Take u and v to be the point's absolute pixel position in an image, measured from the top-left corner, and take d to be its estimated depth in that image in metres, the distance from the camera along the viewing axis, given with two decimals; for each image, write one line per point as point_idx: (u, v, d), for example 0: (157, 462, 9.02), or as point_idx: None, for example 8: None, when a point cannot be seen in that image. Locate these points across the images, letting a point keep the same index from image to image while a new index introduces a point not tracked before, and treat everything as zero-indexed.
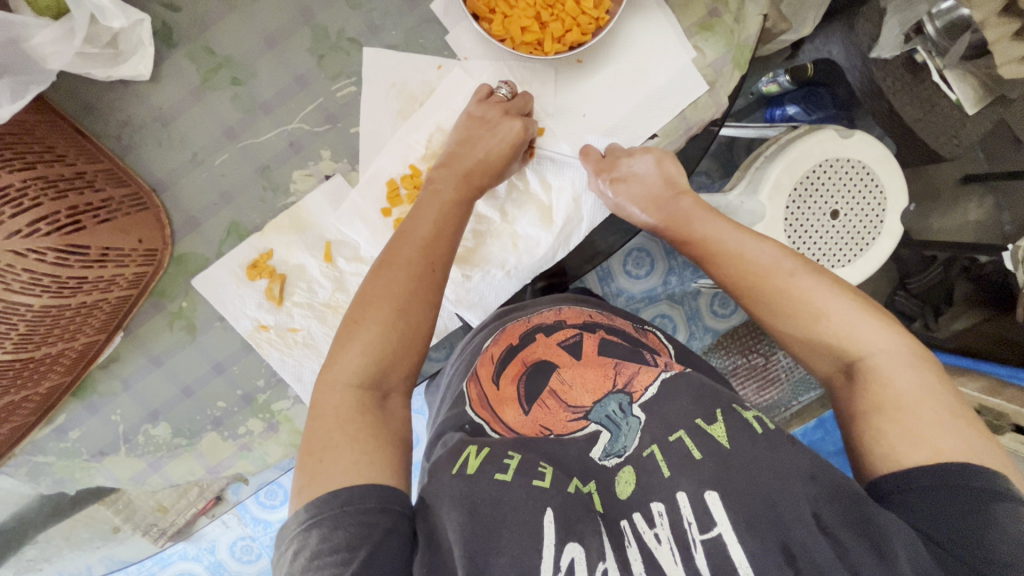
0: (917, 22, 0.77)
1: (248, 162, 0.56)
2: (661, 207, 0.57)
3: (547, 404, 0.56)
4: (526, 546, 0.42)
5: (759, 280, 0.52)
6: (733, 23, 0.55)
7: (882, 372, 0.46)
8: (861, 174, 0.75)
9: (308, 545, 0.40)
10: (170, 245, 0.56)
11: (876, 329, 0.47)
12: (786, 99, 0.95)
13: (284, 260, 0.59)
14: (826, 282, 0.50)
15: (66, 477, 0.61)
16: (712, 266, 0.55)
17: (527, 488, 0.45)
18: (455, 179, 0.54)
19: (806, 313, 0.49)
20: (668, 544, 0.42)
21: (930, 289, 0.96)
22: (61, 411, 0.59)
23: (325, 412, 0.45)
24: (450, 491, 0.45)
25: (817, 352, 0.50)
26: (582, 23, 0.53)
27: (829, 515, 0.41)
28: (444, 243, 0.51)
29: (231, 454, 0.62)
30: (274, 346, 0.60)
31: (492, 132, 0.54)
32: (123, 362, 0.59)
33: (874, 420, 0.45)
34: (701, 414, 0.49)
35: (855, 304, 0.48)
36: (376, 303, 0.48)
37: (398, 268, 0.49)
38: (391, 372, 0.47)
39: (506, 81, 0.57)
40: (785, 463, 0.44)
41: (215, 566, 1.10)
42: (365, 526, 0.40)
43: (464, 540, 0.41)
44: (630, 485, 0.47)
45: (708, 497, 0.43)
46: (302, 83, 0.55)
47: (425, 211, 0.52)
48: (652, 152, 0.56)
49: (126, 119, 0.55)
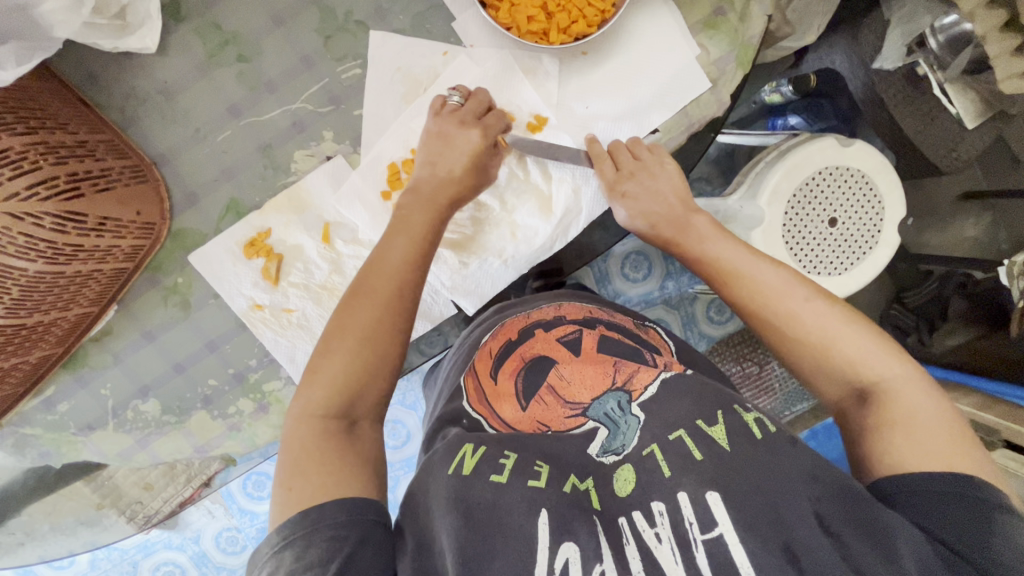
0: (920, 35, 0.80)
1: (251, 140, 0.56)
2: (673, 227, 0.58)
3: (545, 400, 0.55)
4: (520, 550, 0.41)
5: (771, 302, 0.52)
6: (738, 22, 0.56)
7: (894, 396, 0.46)
8: (859, 183, 0.76)
9: (282, 565, 0.39)
10: (168, 219, 0.56)
11: (887, 353, 0.47)
12: (788, 109, 0.95)
13: (281, 239, 0.59)
14: (837, 307, 0.50)
15: (53, 451, 0.61)
16: (725, 288, 0.54)
17: (523, 490, 0.44)
18: (420, 205, 0.54)
19: (806, 340, 0.50)
20: (669, 543, 0.42)
21: (925, 304, 0.96)
22: (51, 383, 0.58)
23: (292, 440, 0.45)
24: (444, 492, 0.44)
25: (827, 379, 0.50)
26: (588, 15, 0.53)
27: (833, 515, 0.40)
28: (414, 267, 0.51)
29: (221, 434, 0.62)
30: (268, 326, 0.59)
31: (449, 146, 0.55)
32: (116, 336, 0.58)
33: (888, 435, 0.44)
34: (702, 415, 0.48)
35: (865, 329, 0.49)
36: (342, 333, 0.48)
37: (365, 297, 0.49)
38: (359, 400, 0.47)
39: (456, 86, 0.56)
40: (783, 465, 0.43)
41: (199, 557, 1.10)
42: (336, 540, 0.39)
43: (457, 546, 0.40)
44: (629, 483, 0.46)
45: (711, 497, 0.42)
46: (308, 63, 0.55)
47: (396, 240, 0.52)
48: (659, 170, 0.57)
49: (131, 92, 0.55)
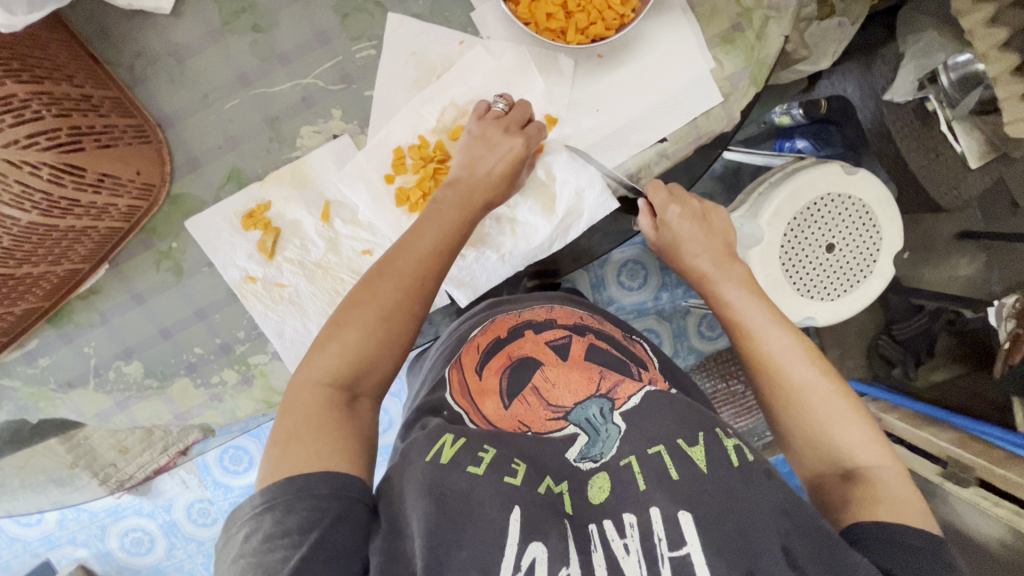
0: (933, 72, 0.82)
1: (258, 112, 0.56)
2: (715, 264, 0.58)
3: (528, 400, 0.54)
4: (489, 544, 0.40)
5: (787, 365, 0.52)
6: (755, 40, 0.56)
7: (879, 483, 0.46)
8: (861, 213, 0.76)
9: (260, 528, 0.39)
10: (168, 183, 0.56)
11: (879, 445, 0.48)
12: (795, 133, 0.93)
13: (280, 214, 0.58)
14: (843, 389, 0.51)
15: (30, 405, 0.60)
16: (746, 341, 0.55)
17: (499, 486, 0.43)
18: (456, 202, 0.54)
19: (805, 409, 0.51)
20: (636, 556, 0.41)
21: (917, 337, 0.97)
22: (34, 336, 0.58)
23: (293, 405, 0.45)
24: (420, 478, 0.43)
25: (815, 453, 0.50)
26: (607, 18, 0.53)
27: (800, 550, 0.40)
28: (438, 261, 0.51)
29: (202, 403, 0.61)
30: (259, 300, 0.59)
31: (490, 149, 0.54)
32: (104, 296, 0.58)
33: (868, 507, 0.44)
34: (683, 434, 0.47)
35: (863, 419, 0.50)
36: (358, 308, 0.48)
37: (388, 279, 0.49)
38: (364, 377, 0.47)
39: (504, 95, 0.56)
40: (759, 499, 0.42)
41: (169, 526, 1.09)
42: (316, 511, 0.39)
43: (428, 529, 0.40)
44: (604, 492, 0.46)
45: (682, 517, 0.41)
46: (323, 40, 0.55)
47: (427, 229, 0.52)
48: (710, 209, 0.61)
49: (141, 51, 0.54)
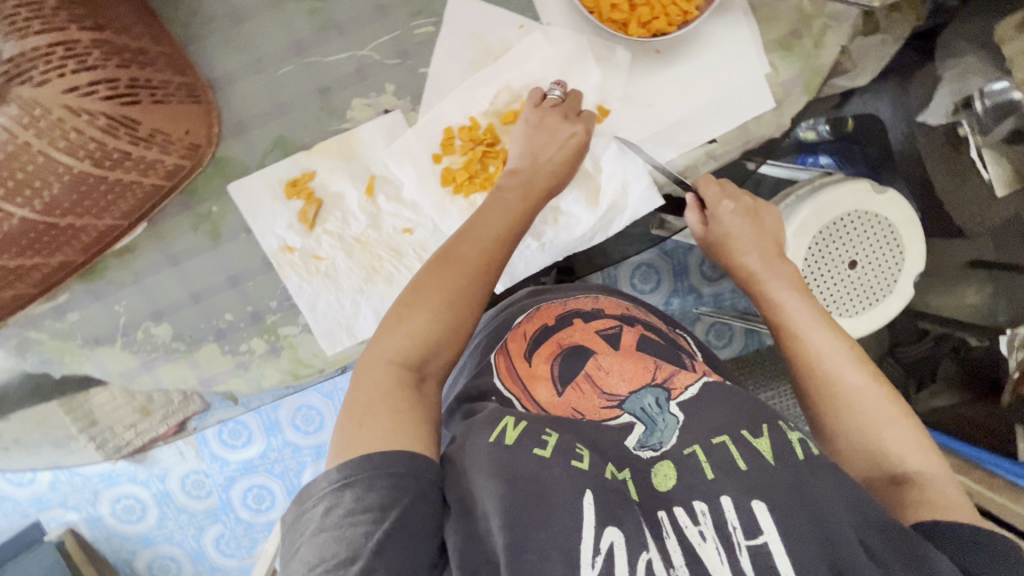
0: (967, 97, 0.81)
1: (310, 80, 0.55)
2: (763, 263, 0.60)
3: (581, 387, 0.54)
4: (567, 525, 0.40)
5: (836, 365, 0.54)
6: (812, 48, 0.56)
7: (929, 487, 0.47)
8: (892, 231, 0.76)
9: (340, 503, 0.39)
10: (213, 145, 0.55)
11: (927, 450, 0.50)
12: (819, 149, 0.96)
13: (324, 184, 0.57)
14: (891, 394, 0.52)
15: (54, 359, 0.59)
16: (794, 339, 0.57)
17: (567, 469, 0.43)
18: (520, 190, 0.55)
19: (852, 411, 0.52)
20: (714, 542, 0.41)
21: (920, 362, 0.98)
22: (65, 290, 0.57)
23: (364, 384, 0.45)
24: (486, 458, 0.43)
25: (862, 456, 0.51)
26: (670, 14, 0.54)
27: (879, 547, 0.40)
28: (501, 245, 0.52)
29: (227, 370, 0.60)
30: (295, 270, 0.58)
31: (551, 138, 0.54)
32: (140, 254, 0.57)
33: (925, 511, 0.45)
34: (747, 426, 0.47)
35: (910, 424, 0.51)
36: (431, 285, 0.48)
37: (455, 264, 0.49)
38: (432, 359, 0.47)
39: (559, 82, 0.56)
40: (830, 495, 0.42)
41: (162, 496, 1.09)
42: (396, 489, 0.40)
43: (504, 508, 0.40)
44: (670, 479, 0.45)
45: (756, 506, 0.41)
46: (381, 13, 0.55)
47: (494, 216, 0.53)
48: (763, 208, 0.63)
49: (198, 10, 0.54)
